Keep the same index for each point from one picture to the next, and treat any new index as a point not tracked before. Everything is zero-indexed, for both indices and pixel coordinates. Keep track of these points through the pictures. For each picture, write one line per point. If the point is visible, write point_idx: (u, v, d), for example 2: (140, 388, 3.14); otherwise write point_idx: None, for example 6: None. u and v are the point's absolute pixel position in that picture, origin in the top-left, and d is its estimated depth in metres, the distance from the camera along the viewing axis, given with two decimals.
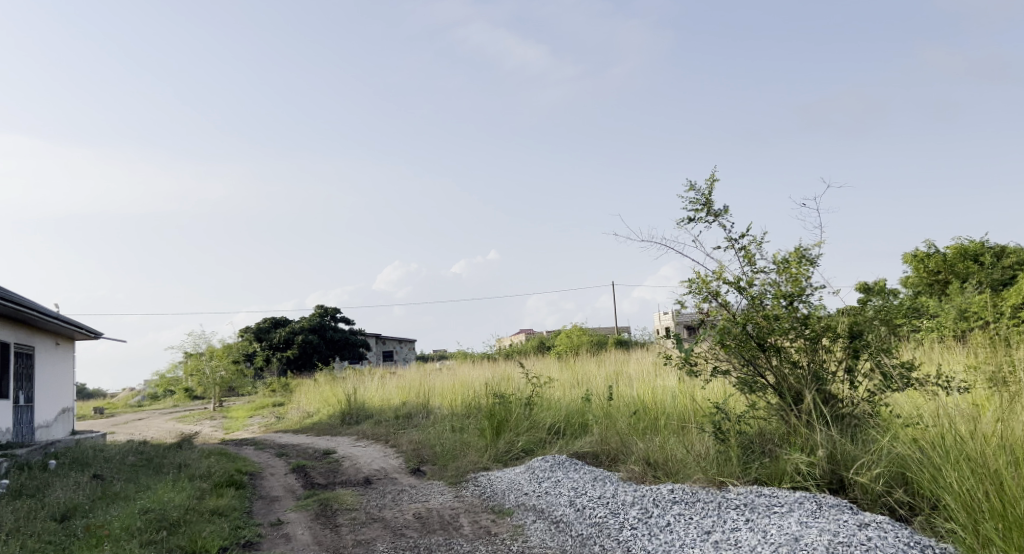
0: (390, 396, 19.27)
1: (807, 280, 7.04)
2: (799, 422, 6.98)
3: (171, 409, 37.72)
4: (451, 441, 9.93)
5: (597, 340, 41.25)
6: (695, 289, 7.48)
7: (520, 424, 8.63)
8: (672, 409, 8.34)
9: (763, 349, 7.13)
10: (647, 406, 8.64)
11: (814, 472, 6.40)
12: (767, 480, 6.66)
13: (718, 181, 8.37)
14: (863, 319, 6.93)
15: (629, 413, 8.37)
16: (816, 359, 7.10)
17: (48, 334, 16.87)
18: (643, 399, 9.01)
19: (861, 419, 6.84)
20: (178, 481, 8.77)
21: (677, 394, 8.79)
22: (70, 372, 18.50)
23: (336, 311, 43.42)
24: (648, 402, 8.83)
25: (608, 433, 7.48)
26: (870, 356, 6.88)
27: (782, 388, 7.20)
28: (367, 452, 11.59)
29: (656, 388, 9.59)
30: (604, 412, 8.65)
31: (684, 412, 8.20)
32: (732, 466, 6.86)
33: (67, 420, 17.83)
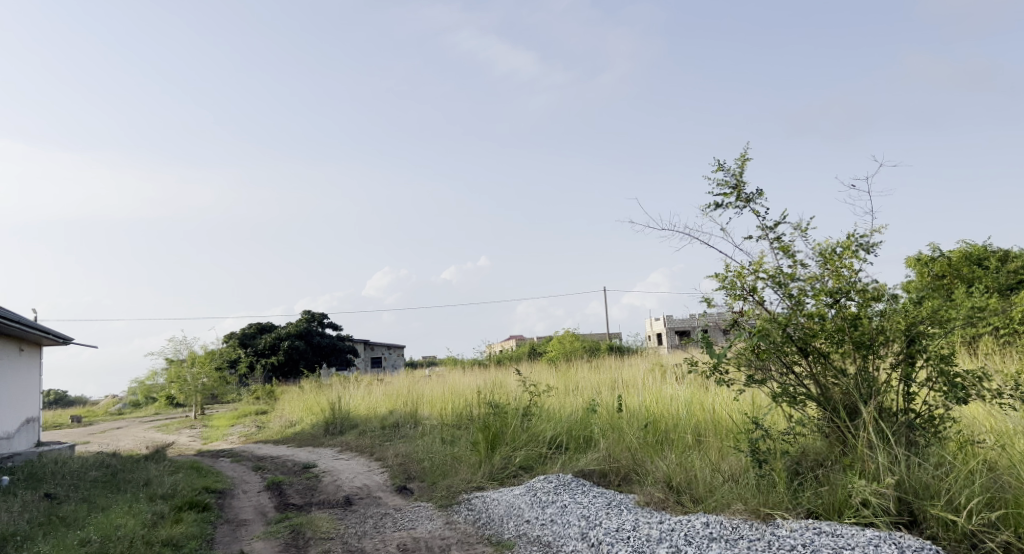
0: (377, 405, 18.43)
1: (854, 275, 6.39)
2: (852, 441, 6.32)
3: (152, 418, 36.59)
4: (441, 456, 9.14)
5: (589, 346, 40.56)
6: (727, 285, 6.76)
7: (519, 438, 7.84)
8: (688, 424, 7.61)
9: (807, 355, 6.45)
10: (659, 417, 7.90)
11: (886, 506, 5.68)
12: (824, 514, 5.95)
13: (749, 160, 7.59)
14: (922, 321, 6.21)
15: (640, 426, 7.61)
16: (866, 367, 6.41)
17: (10, 341, 15.88)
18: (652, 410, 8.25)
19: (922, 438, 6.20)
20: (135, 503, 7.87)
21: (692, 405, 8.06)
22: (35, 380, 17.49)
23: (323, 316, 42.44)
24: (657, 413, 8.09)
25: (618, 449, 6.72)
26: (929, 363, 6.20)
27: (828, 400, 6.50)
28: (350, 467, 10.71)
29: (665, 397, 8.84)
30: (612, 424, 7.88)
31: (706, 427, 7.48)
32: (780, 495, 6.13)
33: (30, 432, 16.82)
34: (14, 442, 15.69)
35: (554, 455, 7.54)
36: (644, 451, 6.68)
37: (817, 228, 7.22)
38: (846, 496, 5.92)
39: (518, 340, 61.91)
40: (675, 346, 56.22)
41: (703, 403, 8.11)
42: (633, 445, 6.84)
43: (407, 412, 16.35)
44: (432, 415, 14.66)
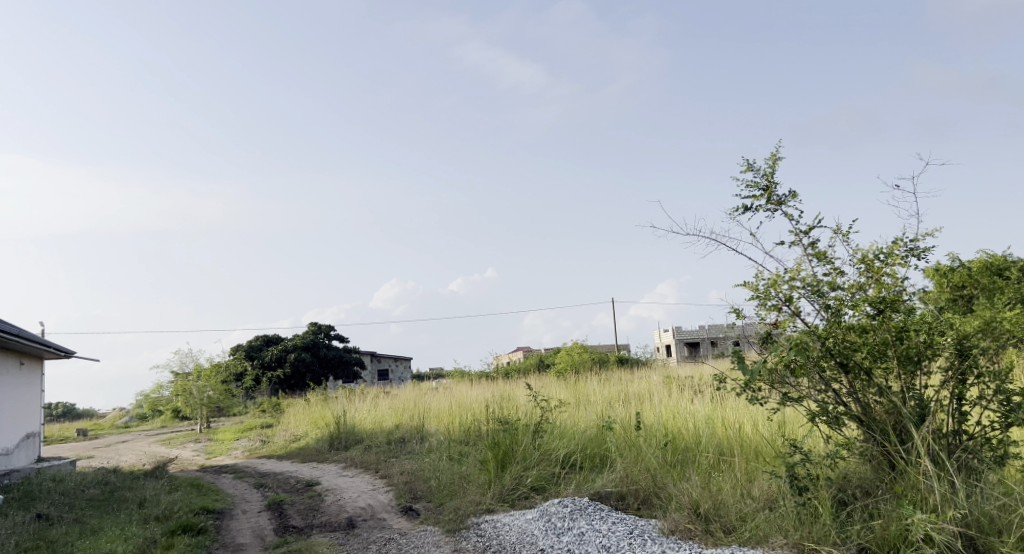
0: (383, 418, 18.06)
1: (897, 283, 6.12)
2: (903, 466, 5.97)
3: (158, 431, 36.29)
4: (449, 474, 8.77)
5: (598, 358, 40.15)
6: (761, 294, 6.45)
7: (532, 456, 7.46)
8: (710, 443, 7.25)
9: (849, 372, 6.13)
10: (679, 435, 7.52)
11: (949, 541, 5.29)
12: (877, 550, 5.58)
13: (781, 158, 7.20)
14: (976, 334, 5.86)
15: (658, 445, 7.24)
16: (912, 385, 6.10)
17: (10, 354, 15.58)
18: (670, 426, 7.87)
19: (980, 464, 5.86)
20: (130, 526, 7.50)
21: (713, 423, 7.70)
22: (35, 394, 17.15)
23: (330, 328, 42.14)
24: (676, 430, 7.71)
25: (636, 471, 6.36)
26: (982, 381, 5.86)
27: (872, 421, 6.16)
28: (353, 486, 10.31)
29: (682, 413, 8.45)
30: (628, 442, 7.50)
31: (731, 446, 7.14)
32: (826, 530, 5.77)
33: (30, 447, 16.48)
34: (13, 458, 15.35)
35: (568, 476, 7.16)
36: (668, 475, 6.30)
37: (854, 232, 6.90)
38: (902, 530, 5.53)
39: (526, 352, 61.50)
40: (684, 358, 55.72)
41: (725, 421, 7.73)
42: (655, 466, 6.48)
43: (413, 426, 15.97)
44: (439, 430, 14.29)
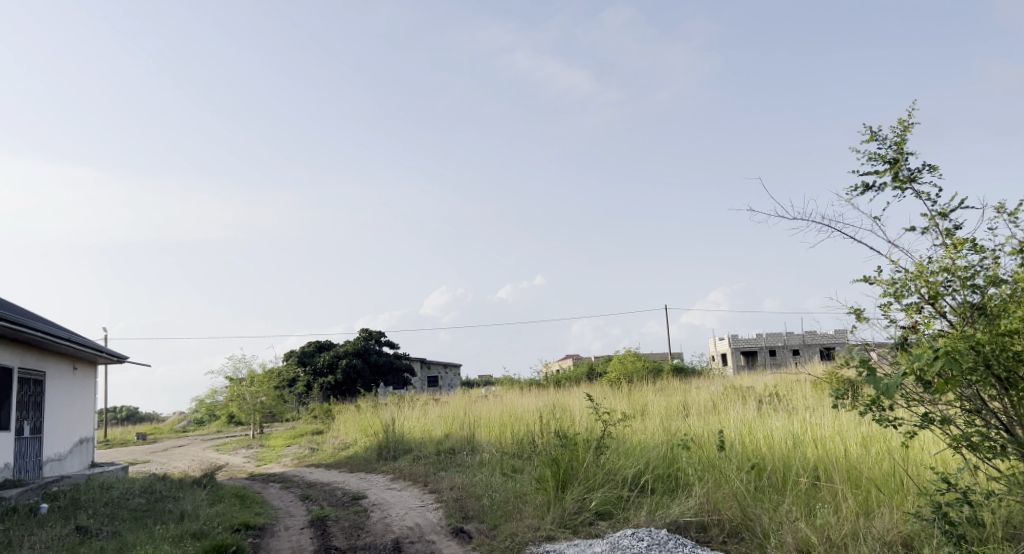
0: (431, 427, 17.52)
1: None
2: None
3: (213, 436, 36.62)
4: (503, 491, 8.12)
5: (654, 366, 39.06)
6: (900, 291, 5.46)
7: (596, 475, 6.76)
8: (804, 465, 6.45)
9: (1012, 387, 5.13)
10: (763, 456, 6.74)
11: None
12: None
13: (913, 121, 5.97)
14: None
15: (743, 467, 6.45)
16: None
17: (63, 359, 15.45)
18: (753, 445, 7.06)
19: None
20: (167, 544, 7.02)
21: (805, 443, 6.87)
22: (88, 399, 17.10)
23: (380, 335, 42.00)
24: (761, 451, 6.92)
25: (725, 501, 5.64)
26: None
27: None
28: (401, 501, 9.71)
29: (762, 430, 7.62)
30: (708, 462, 6.71)
31: (832, 467, 6.35)
32: None
33: (83, 453, 16.41)
34: (66, 464, 15.25)
35: (639, 500, 6.42)
36: (758, 506, 5.55)
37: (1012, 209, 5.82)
38: None
39: (576, 360, 60.60)
40: (741, 367, 54.09)
41: (816, 438, 6.91)
42: (744, 495, 5.73)
43: (463, 436, 15.37)
44: (490, 442, 13.65)
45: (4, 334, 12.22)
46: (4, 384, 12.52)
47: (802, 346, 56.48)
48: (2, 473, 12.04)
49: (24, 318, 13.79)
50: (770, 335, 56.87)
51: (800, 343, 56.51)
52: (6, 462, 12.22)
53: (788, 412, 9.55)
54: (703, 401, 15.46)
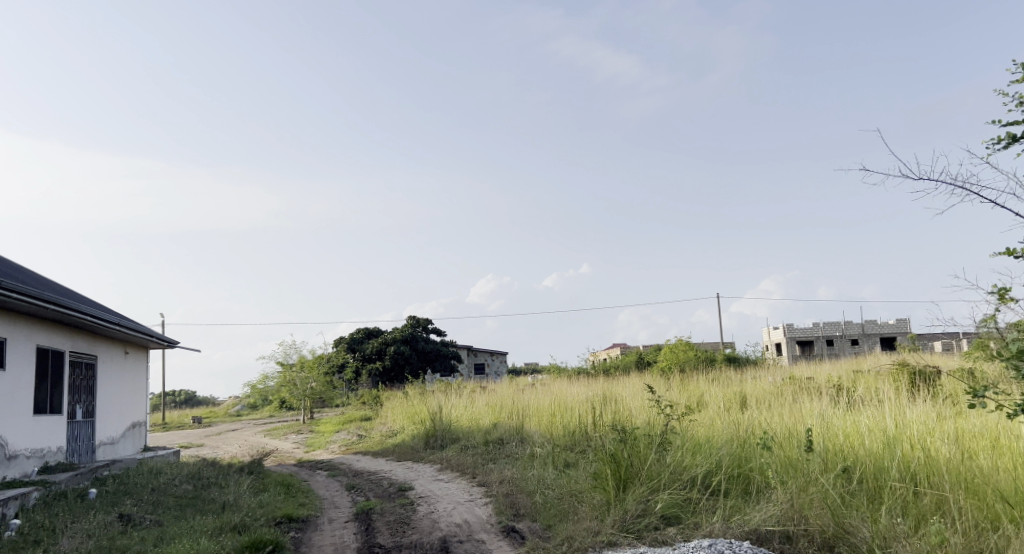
0: (479, 416, 17.15)
1: None
2: None
3: (265, 421, 37.03)
4: (557, 487, 7.66)
5: (705, 356, 38.19)
6: None
7: (661, 475, 6.24)
8: (902, 467, 5.80)
9: None
10: (852, 457, 6.11)
11: None
12: None
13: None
14: None
15: (832, 469, 5.83)
16: None
17: (115, 343, 15.39)
18: (839, 444, 6.42)
19: None
20: (208, 538, 6.69)
21: (899, 442, 6.19)
22: (140, 384, 17.13)
23: (427, 322, 41.91)
24: (848, 451, 6.29)
25: (816, 510, 5.06)
26: None
27: None
28: (448, 495, 9.31)
29: (845, 428, 6.96)
30: (788, 463, 6.11)
31: (935, 471, 5.67)
32: None
33: (135, 436, 16.45)
34: (119, 447, 15.27)
35: (711, 503, 5.88)
36: (853, 517, 4.98)
37: None
38: None
39: (625, 348, 59.76)
40: (795, 356, 52.60)
41: (909, 436, 6.27)
42: (834, 504, 5.17)
43: (512, 426, 14.95)
44: (541, 432, 13.21)
45: (56, 318, 12.13)
46: (58, 367, 12.40)
47: (860, 336, 54.67)
48: (56, 457, 12.00)
49: (76, 301, 13.72)
50: (826, 324, 55.18)
51: (858, 332, 54.70)
52: (60, 446, 12.18)
53: (861, 407, 8.88)
54: (761, 393, 14.77)
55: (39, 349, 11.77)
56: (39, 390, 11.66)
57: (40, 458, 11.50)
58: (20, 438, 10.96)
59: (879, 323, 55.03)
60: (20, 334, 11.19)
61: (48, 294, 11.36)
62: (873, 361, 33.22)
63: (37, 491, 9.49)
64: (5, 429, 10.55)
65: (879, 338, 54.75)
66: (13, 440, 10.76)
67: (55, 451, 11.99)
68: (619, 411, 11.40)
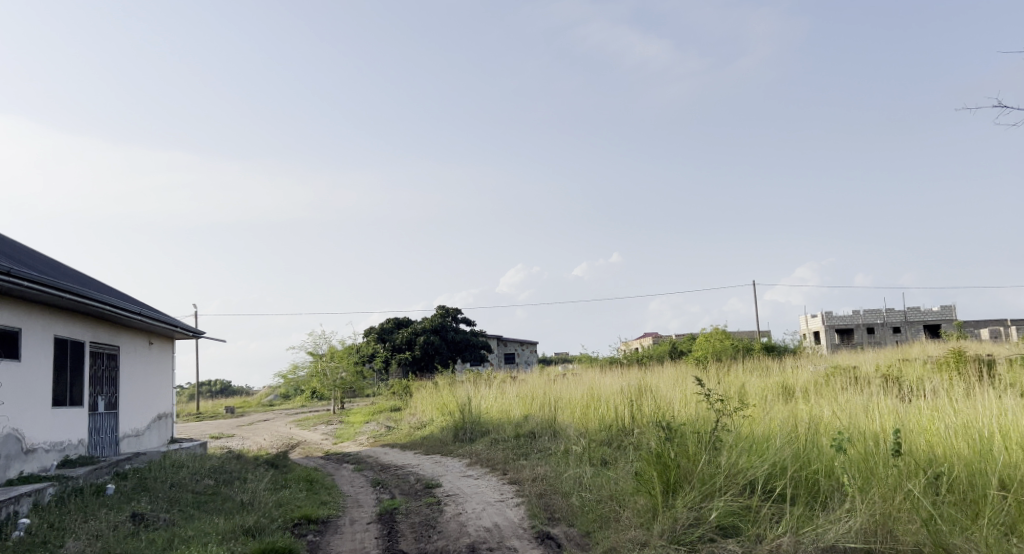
0: (510, 407, 16.59)
1: None
2: None
3: (296, 411, 36.91)
4: (595, 488, 7.07)
5: (742, 344, 37.23)
6: None
7: (715, 479, 5.63)
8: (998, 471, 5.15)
9: None
10: (938, 461, 5.47)
11: None
12: None
13: None
14: None
15: (916, 476, 5.20)
16: None
17: (138, 334, 15.08)
18: (920, 447, 5.76)
19: None
20: (218, 544, 6.19)
21: (993, 442, 5.50)
22: (165, 375, 16.83)
23: (457, 312, 41.45)
24: (931, 454, 5.65)
25: (907, 531, 4.46)
26: None
27: None
28: (478, 494, 8.74)
29: (922, 426, 6.28)
30: (862, 467, 5.48)
31: None
32: None
33: (160, 428, 16.17)
34: (144, 440, 14.96)
35: (774, 511, 5.26)
36: (952, 535, 4.36)
37: None
38: None
39: (658, 338, 58.75)
40: (835, 345, 51.23)
41: (1004, 436, 5.59)
42: (926, 517, 4.56)
43: (544, 418, 14.36)
44: (575, 425, 12.61)
45: (74, 307, 11.76)
46: (77, 358, 12.05)
47: (902, 324, 53.06)
48: (77, 450, 11.66)
49: (96, 291, 13.37)
50: (867, 312, 53.64)
51: (900, 320, 53.05)
52: (81, 439, 11.84)
53: (930, 400, 8.15)
54: (806, 386, 13.97)
55: (56, 339, 11.41)
56: (57, 382, 11.32)
57: (60, 451, 11.15)
58: (38, 431, 10.61)
59: (921, 311, 53.34)
60: (37, 323, 10.81)
61: (64, 282, 10.96)
62: (918, 350, 31.99)
63: (53, 486, 9.15)
64: (22, 422, 10.19)
65: (922, 325, 53.08)
66: (30, 433, 10.42)
67: (75, 444, 11.65)
68: (658, 406, 10.75)
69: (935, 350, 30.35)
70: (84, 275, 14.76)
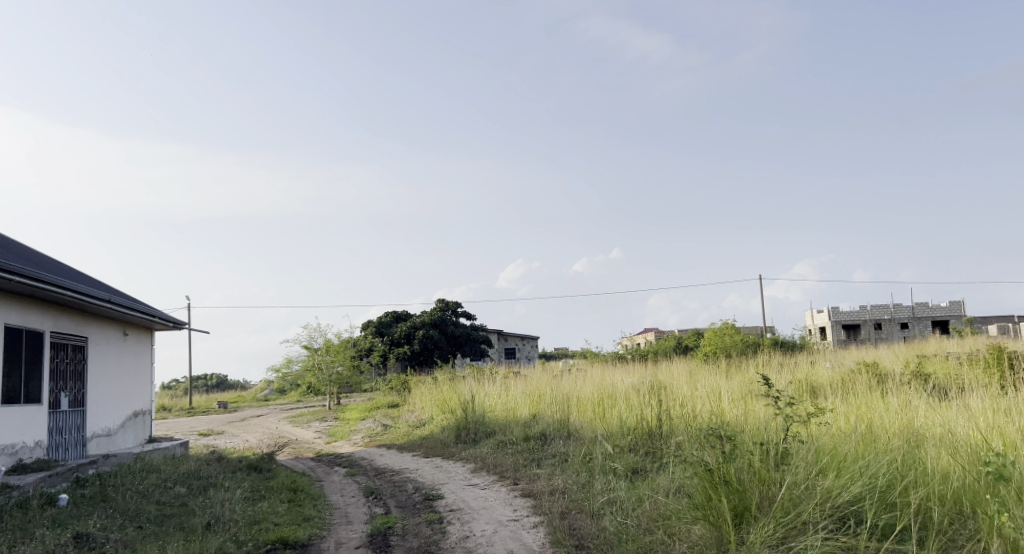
0: (515, 405, 15.34)
1: None
2: None
3: (291, 406, 35.62)
4: (634, 517, 5.82)
5: (751, 340, 36.00)
6: None
7: (800, 508, 4.46)
8: None
9: None
10: None
11: None
12: None
13: None
14: None
15: None
16: None
17: (111, 325, 13.79)
18: None
19: None
20: None
21: None
22: (144, 369, 15.55)
23: (457, 305, 40.25)
24: None
25: None
26: None
27: None
28: (486, 510, 7.49)
29: None
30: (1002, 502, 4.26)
31: None
32: None
33: (137, 427, 14.87)
34: (117, 439, 13.69)
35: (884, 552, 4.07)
36: None
37: None
38: None
39: (661, 333, 57.48)
40: (842, 340, 50.00)
41: None
42: None
43: (555, 418, 13.13)
44: (591, 429, 11.36)
45: (29, 293, 10.39)
46: (34, 351, 10.75)
47: (910, 320, 51.90)
48: (34, 453, 10.40)
49: (61, 276, 12.05)
50: (874, 307, 52.42)
51: (908, 315, 51.87)
52: (38, 441, 10.56)
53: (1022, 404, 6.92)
54: (842, 385, 12.73)
55: (8, 329, 10.10)
56: (9, 377, 10.04)
57: (11, 455, 9.88)
58: None
59: (929, 306, 52.20)
60: None
61: (15, 265, 9.64)
62: (935, 345, 30.72)
63: None
64: None
65: (930, 321, 51.94)
66: None
67: (31, 446, 10.38)
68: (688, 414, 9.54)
69: (952, 347, 29.10)
70: (50, 261, 13.44)
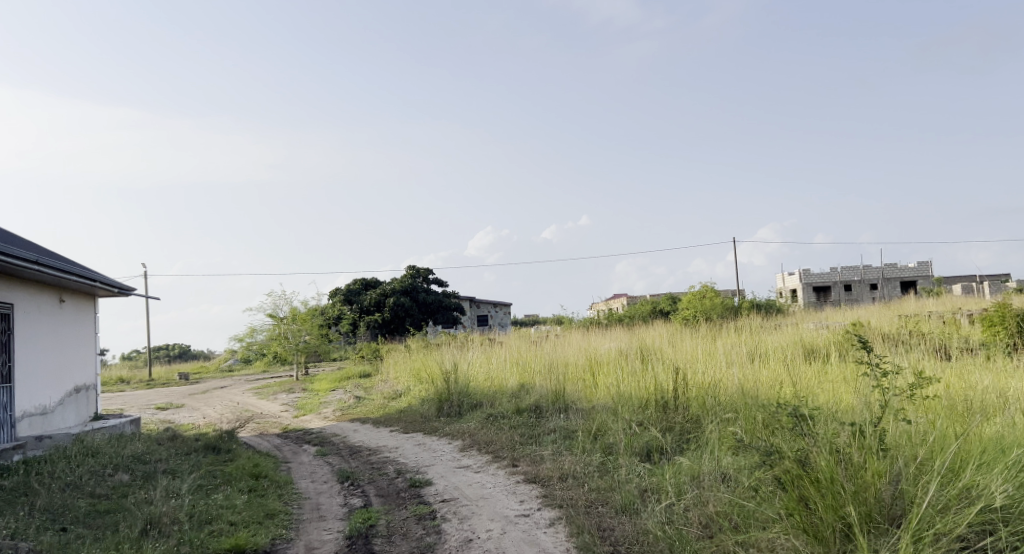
0: (502, 375, 14.09)
1: None
2: None
3: (257, 378, 33.99)
4: (690, 524, 4.63)
5: (730, 303, 35.21)
6: None
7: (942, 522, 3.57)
8: None
9: None
10: None
11: None
12: None
13: None
14: None
15: None
16: None
17: (45, 292, 12.18)
18: None
19: None
20: None
21: None
22: (87, 340, 13.98)
23: (428, 272, 38.83)
24: None
25: None
26: None
27: None
28: (488, 501, 6.28)
29: None
30: None
31: None
32: None
33: (79, 405, 13.34)
34: (55, 418, 12.18)
35: None
36: None
37: None
38: None
39: (633, 298, 56.68)
40: (815, 303, 49.73)
41: None
42: None
43: (547, 388, 11.90)
44: (591, 401, 10.17)
45: None
46: None
47: (880, 281, 51.80)
48: None
49: None
50: (844, 268, 52.13)
51: (879, 276, 51.67)
52: None
53: None
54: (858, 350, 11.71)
55: None
56: None
57: None
58: None
59: (899, 267, 52.10)
60: None
61: None
62: (915, 305, 30.12)
63: None
64: None
65: (900, 282, 51.83)
66: None
67: None
68: (716, 394, 8.33)
69: (933, 306, 28.54)
70: None
